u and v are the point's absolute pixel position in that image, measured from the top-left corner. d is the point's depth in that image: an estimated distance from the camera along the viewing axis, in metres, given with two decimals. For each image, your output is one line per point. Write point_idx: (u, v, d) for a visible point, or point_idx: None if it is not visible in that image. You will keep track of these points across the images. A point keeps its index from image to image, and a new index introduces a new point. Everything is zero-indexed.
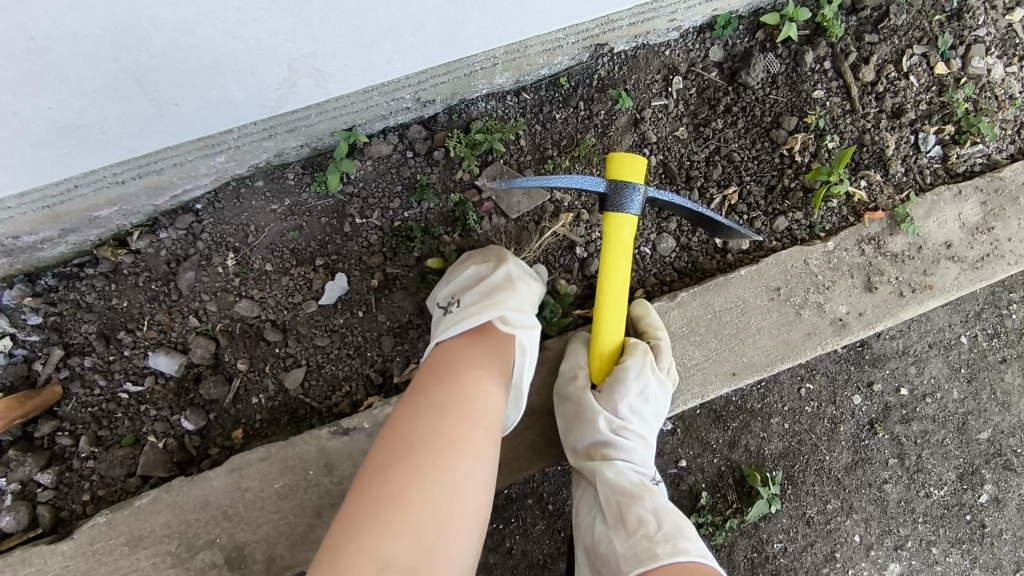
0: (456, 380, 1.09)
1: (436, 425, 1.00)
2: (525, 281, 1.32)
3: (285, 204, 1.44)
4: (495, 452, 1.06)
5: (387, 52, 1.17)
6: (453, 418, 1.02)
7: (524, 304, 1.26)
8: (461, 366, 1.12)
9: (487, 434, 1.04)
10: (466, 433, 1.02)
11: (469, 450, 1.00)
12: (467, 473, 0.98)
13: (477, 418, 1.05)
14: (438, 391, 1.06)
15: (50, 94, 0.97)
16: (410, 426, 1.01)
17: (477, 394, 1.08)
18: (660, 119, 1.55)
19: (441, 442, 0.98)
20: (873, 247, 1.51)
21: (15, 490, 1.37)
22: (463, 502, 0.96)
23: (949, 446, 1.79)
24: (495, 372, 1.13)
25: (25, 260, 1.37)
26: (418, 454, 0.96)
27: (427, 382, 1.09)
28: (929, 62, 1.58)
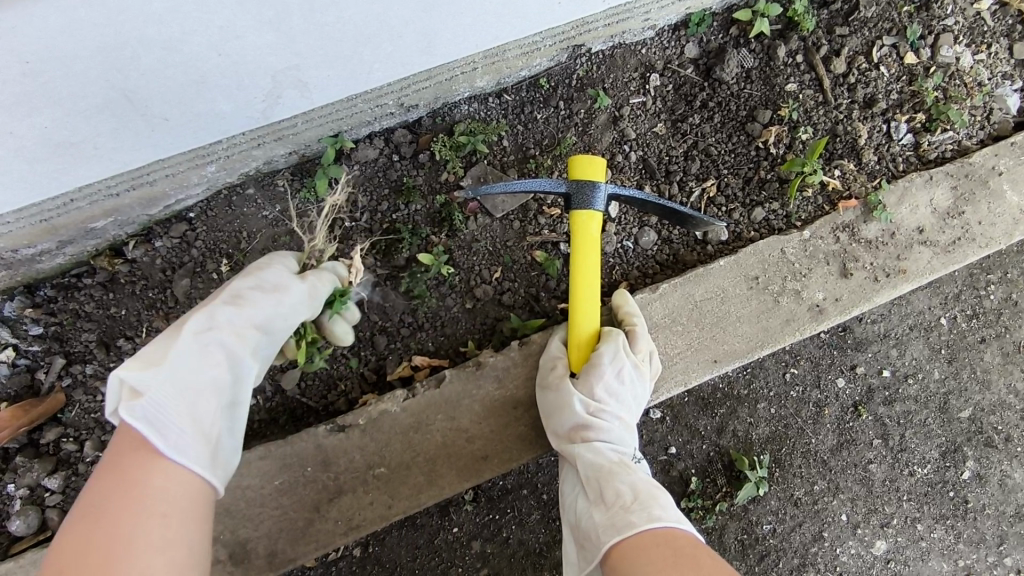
0: (114, 474, 0.93)
1: (113, 525, 0.87)
2: (246, 310, 1.15)
3: (277, 210, 1.49)
4: (189, 530, 0.93)
5: (368, 61, 1.21)
6: (117, 523, 0.88)
7: (183, 346, 1.06)
8: (117, 452, 0.95)
9: (167, 520, 0.91)
10: (136, 529, 0.88)
11: (146, 546, 0.87)
12: (146, 572, 0.86)
13: (150, 508, 0.91)
14: (93, 496, 0.90)
15: (44, 114, 1.02)
16: (71, 541, 0.86)
17: (147, 481, 0.93)
18: (638, 116, 1.60)
19: (104, 552, 0.85)
20: (848, 234, 1.55)
21: (24, 495, 1.41)
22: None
23: (931, 425, 1.84)
24: (151, 449, 0.97)
25: (24, 272, 1.41)
26: (81, 572, 0.83)
27: (91, 480, 0.94)
28: (898, 52, 1.63)
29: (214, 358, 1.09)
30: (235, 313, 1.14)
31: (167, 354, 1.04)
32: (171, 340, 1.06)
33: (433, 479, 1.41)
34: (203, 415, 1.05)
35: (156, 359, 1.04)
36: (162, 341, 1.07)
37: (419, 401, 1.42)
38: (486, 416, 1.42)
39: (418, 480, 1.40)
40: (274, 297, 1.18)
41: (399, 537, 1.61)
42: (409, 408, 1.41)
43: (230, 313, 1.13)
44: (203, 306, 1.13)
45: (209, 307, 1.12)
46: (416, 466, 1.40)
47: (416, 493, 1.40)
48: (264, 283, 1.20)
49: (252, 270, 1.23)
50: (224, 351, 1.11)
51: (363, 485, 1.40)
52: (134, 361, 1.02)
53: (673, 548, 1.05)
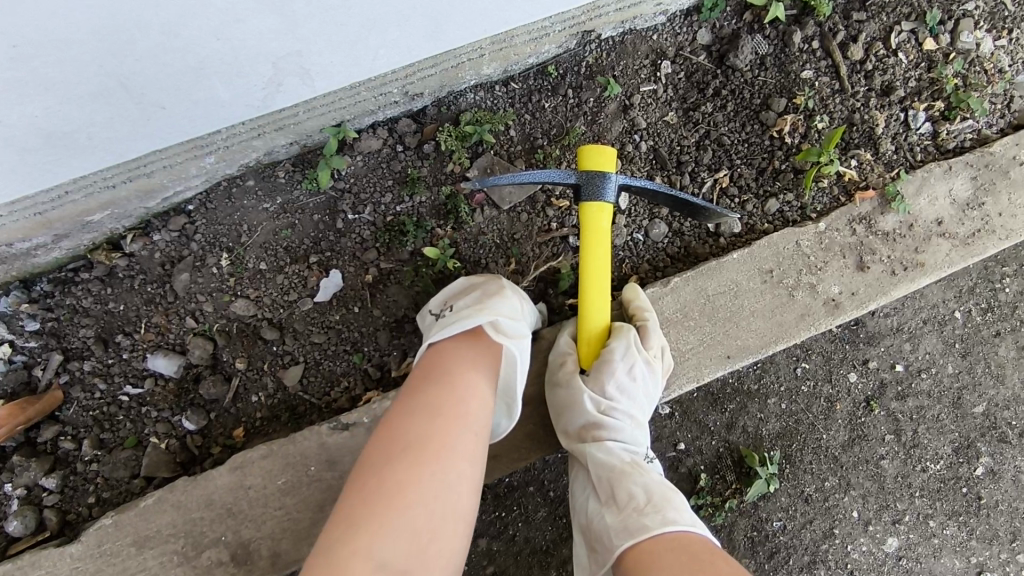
0: (451, 383, 1.07)
1: (436, 425, 1.00)
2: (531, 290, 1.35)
3: (277, 203, 1.45)
4: (484, 457, 1.05)
5: (373, 47, 1.17)
6: (445, 424, 1.01)
7: (518, 310, 1.26)
8: (446, 366, 1.10)
9: (478, 439, 1.03)
10: (460, 438, 1.00)
11: (462, 455, 0.99)
12: (461, 479, 0.98)
13: (469, 423, 1.03)
14: (424, 395, 1.04)
15: (35, 102, 0.97)
16: (405, 428, 0.99)
17: (467, 398, 1.06)
18: (649, 105, 1.55)
19: (435, 446, 0.98)
20: (865, 226, 1.51)
21: (21, 495, 1.38)
22: (456, 505, 0.96)
23: (945, 420, 1.80)
24: (484, 377, 1.11)
25: (19, 267, 1.37)
26: (416, 457, 0.96)
27: (415, 385, 1.08)
28: (918, 38, 1.58)
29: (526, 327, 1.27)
30: (529, 298, 1.34)
31: (514, 314, 1.23)
32: (504, 301, 1.24)
33: None
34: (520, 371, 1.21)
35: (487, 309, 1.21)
36: (501, 300, 1.24)
37: None
38: None
39: None
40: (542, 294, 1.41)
41: None
42: None
43: (528, 295, 1.33)
44: (500, 286, 1.29)
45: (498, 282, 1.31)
46: None
47: None
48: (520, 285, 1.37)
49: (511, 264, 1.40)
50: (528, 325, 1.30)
51: None
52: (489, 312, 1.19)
53: (690, 553, 1.02)
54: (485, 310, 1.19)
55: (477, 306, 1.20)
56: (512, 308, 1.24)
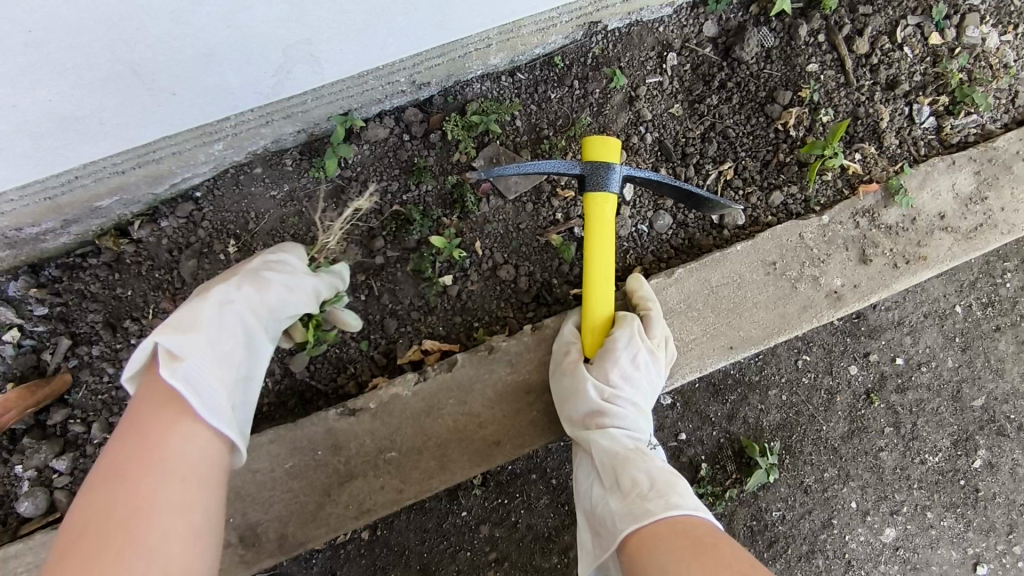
0: (141, 430, 0.95)
1: (124, 485, 0.89)
2: (267, 281, 1.23)
3: (285, 190, 1.46)
4: (206, 494, 0.95)
5: (382, 35, 1.18)
6: (141, 477, 0.90)
7: (208, 316, 1.12)
8: (130, 413, 0.97)
9: (187, 483, 0.93)
10: (158, 490, 0.90)
11: (165, 507, 0.89)
12: (168, 533, 0.88)
13: (171, 469, 0.92)
14: (116, 453, 0.92)
15: (49, 87, 0.98)
16: (91, 503, 0.87)
17: (165, 443, 0.94)
18: (655, 96, 1.56)
19: (131, 509, 0.87)
20: (868, 219, 1.52)
21: (32, 477, 1.40)
22: (168, 561, 0.86)
23: (944, 414, 1.82)
24: (175, 409, 0.98)
25: (29, 251, 1.39)
26: (101, 534, 0.84)
27: (106, 448, 0.94)
28: (923, 32, 1.58)
29: (233, 331, 1.15)
30: (254, 290, 1.20)
31: (198, 325, 1.10)
32: (192, 312, 1.12)
33: (445, 464, 1.39)
34: (219, 383, 1.06)
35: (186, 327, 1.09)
36: (186, 312, 1.12)
37: (430, 384, 1.39)
38: (498, 401, 1.40)
39: (429, 465, 1.38)
40: (293, 276, 1.27)
41: (408, 521, 1.60)
42: (421, 392, 1.39)
43: (254, 288, 1.21)
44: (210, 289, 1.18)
45: (215, 286, 1.19)
46: (427, 451, 1.38)
47: (428, 478, 1.38)
48: (265, 264, 1.27)
49: (266, 254, 1.30)
50: (240, 323, 1.17)
51: (372, 469, 1.37)
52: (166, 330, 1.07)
53: (692, 538, 1.04)
54: (156, 330, 1.07)
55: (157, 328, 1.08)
56: (193, 321, 1.10)
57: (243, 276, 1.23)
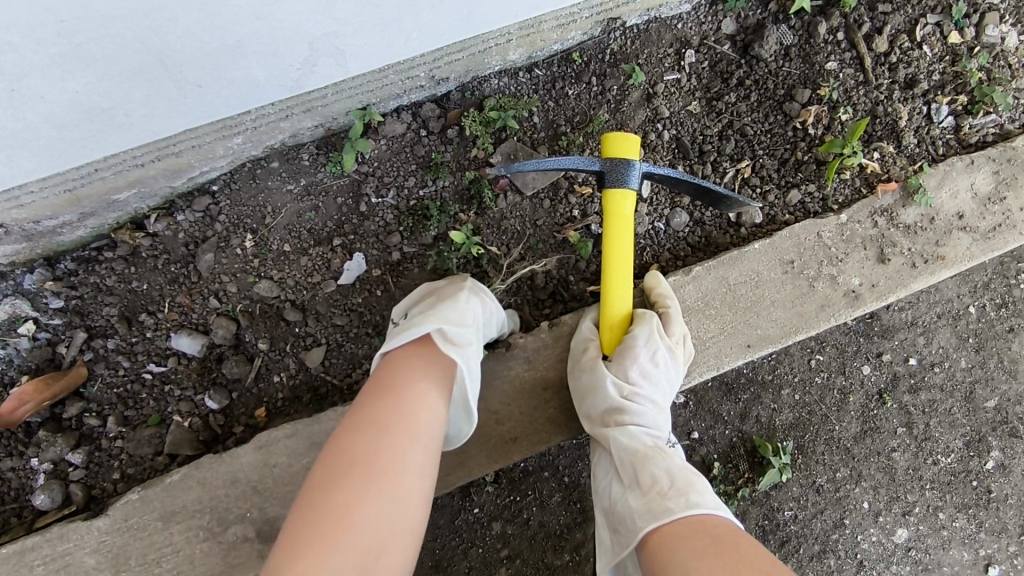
0: (401, 393, 1.05)
1: (377, 439, 0.98)
2: (491, 294, 1.35)
3: (301, 184, 1.45)
4: (436, 466, 1.04)
5: (407, 29, 1.17)
6: (390, 435, 0.99)
7: (468, 319, 1.23)
8: (391, 376, 1.08)
9: (428, 451, 1.02)
10: (404, 452, 0.99)
11: (409, 468, 0.98)
12: (408, 492, 0.97)
13: (416, 435, 1.02)
14: (373, 406, 1.03)
15: (77, 78, 0.98)
16: (351, 446, 0.97)
17: (417, 410, 1.04)
18: (672, 94, 1.55)
19: (382, 462, 0.96)
20: (886, 219, 1.51)
21: (47, 469, 1.40)
22: (403, 517, 0.95)
23: (956, 414, 1.82)
24: (438, 385, 1.10)
25: (45, 244, 1.38)
26: (359, 476, 0.94)
27: (361, 398, 1.05)
28: (942, 32, 1.58)
29: (480, 332, 1.26)
30: (481, 301, 1.31)
31: (462, 324, 1.21)
32: (454, 311, 1.23)
33: (461, 460, 1.39)
34: (471, 376, 1.18)
35: (456, 319, 1.22)
36: (451, 310, 1.23)
37: None
38: (515, 398, 1.40)
39: (445, 461, 1.38)
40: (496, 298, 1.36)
41: None
42: None
43: (484, 300, 1.31)
44: (458, 290, 1.30)
45: (450, 292, 1.29)
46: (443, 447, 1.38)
47: (444, 474, 1.38)
48: (481, 285, 1.36)
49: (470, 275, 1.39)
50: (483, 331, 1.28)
51: None
52: (437, 321, 1.18)
53: (714, 538, 1.03)
54: (433, 315, 1.19)
55: (427, 316, 1.20)
56: (462, 316, 1.23)
57: (472, 286, 1.32)
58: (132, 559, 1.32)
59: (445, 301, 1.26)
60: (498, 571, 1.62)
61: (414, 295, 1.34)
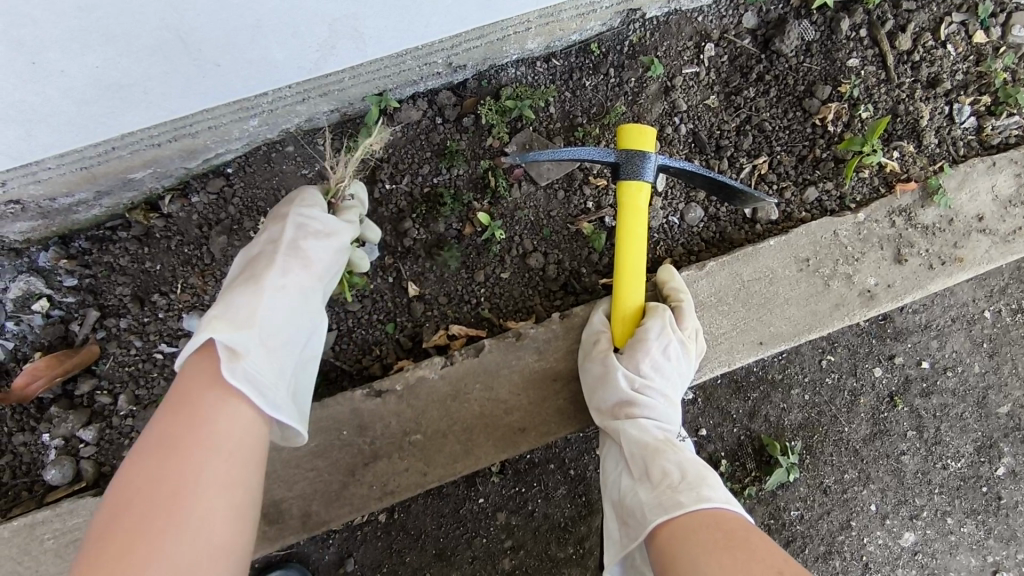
0: (185, 408, 0.94)
1: (167, 462, 0.88)
2: (310, 241, 1.22)
3: (316, 169, 1.46)
4: (249, 471, 0.95)
5: (427, 14, 1.17)
6: (184, 452, 0.89)
7: (267, 305, 1.12)
8: (175, 388, 0.97)
9: (233, 460, 0.92)
10: (199, 469, 0.89)
11: (210, 484, 0.89)
12: (211, 512, 0.88)
13: (215, 447, 0.92)
14: (163, 425, 0.92)
15: (96, 53, 0.98)
16: (137, 475, 0.87)
17: (215, 419, 0.94)
18: (691, 87, 1.54)
19: (175, 485, 0.86)
20: (904, 218, 1.50)
21: (59, 445, 1.41)
22: (212, 534, 0.87)
23: (968, 419, 1.80)
24: (224, 391, 0.98)
25: (60, 222, 1.39)
26: (147, 510, 0.84)
27: (154, 418, 0.94)
28: (967, 31, 1.55)
29: (290, 311, 1.15)
30: (286, 268, 1.18)
31: (255, 317, 1.09)
32: (250, 306, 1.10)
33: (470, 449, 1.38)
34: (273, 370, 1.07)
35: (243, 321, 1.07)
36: (245, 303, 1.10)
37: (457, 369, 1.38)
38: (525, 388, 1.39)
39: (454, 449, 1.37)
40: (324, 243, 1.23)
41: (425, 505, 1.61)
42: (447, 376, 1.38)
43: (299, 267, 1.20)
44: (268, 263, 1.18)
45: (257, 268, 1.17)
46: (452, 435, 1.37)
47: (452, 462, 1.37)
48: (305, 228, 1.23)
49: (298, 209, 1.24)
50: (295, 302, 1.17)
51: (397, 451, 1.37)
52: (219, 322, 1.05)
53: (724, 529, 1.03)
54: (210, 320, 1.05)
55: (210, 316, 1.06)
56: (251, 313, 1.09)
57: (285, 251, 1.20)
58: None
59: (247, 285, 1.14)
60: (501, 561, 1.62)
61: (235, 268, 1.22)
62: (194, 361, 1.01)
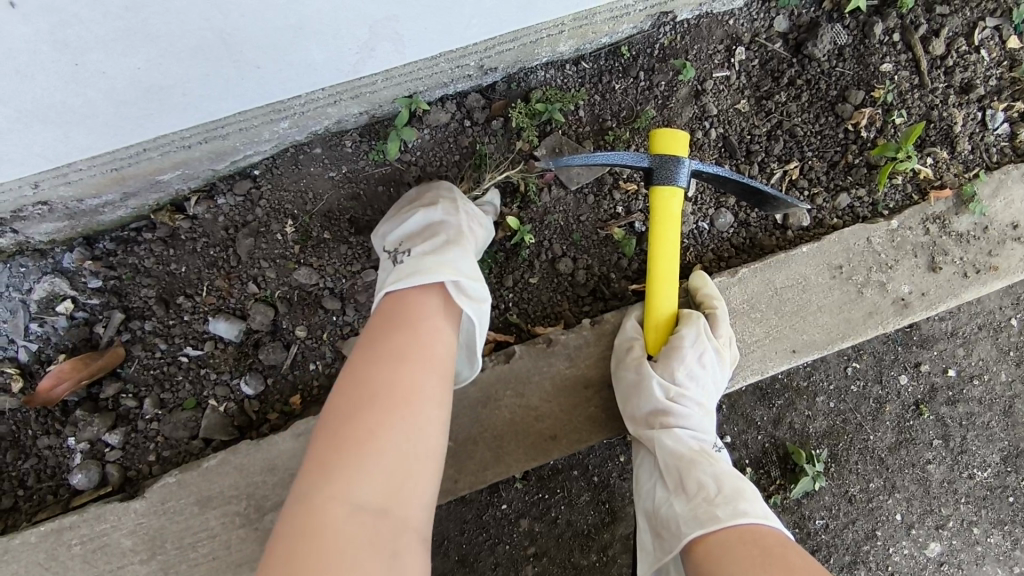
0: (413, 329, 1.05)
1: (395, 370, 0.99)
2: (479, 213, 1.33)
3: (343, 171, 1.44)
4: (451, 393, 1.05)
5: (467, 16, 1.15)
6: (410, 363, 1.01)
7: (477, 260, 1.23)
8: (411, 314, 1.07)
9: (445, 379, 1.03)
10: (422, 380, 1.00)
11: (429, 396, 0.99)
12: (429, 418, 0.98)
13: (433, 365, 1.03)
14: (391, 336, 1.03)
15: (138, 54, 0.96)
16: (370, 376, 0.99)
17: (434, 342, 1.05)
18: (721, 92, 1.52)
19: (403, 392, 0.97)
20: (938, 226, 1.48)
21: (84, 449, 1.40)
22: (427, 445, 0.96)
23: (994, 429, 1.78)
24: (449, 325, 1.09)
25: (86, 224, 1.38)
26: (381, 405, 0.95)
27: (377, 331, 1.05)
28: (1001, 36, 1.53)
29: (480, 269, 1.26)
30: (473, 236, 1.27)
31: (476, 266, 1.19)
32: (467, 255, 1.20)
33: (500, 456, 1.37)
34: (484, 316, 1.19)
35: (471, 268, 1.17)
36: (459, 254, 1.18)
37: (487, 375, 1.37)
38: (555, 395, 1.38)
39: (484, 456, 1.36)
40: (485, 224, 1.33)
41: (449, 511, 1.59)
42: (477, 382, 1.37)
43: (479, 232, 1.30)
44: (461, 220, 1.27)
45: (447, 229, 1.23)
46: (482, 442, 1.36)
47: (483, 469, 1.36)
48: (471, 207, 1.33)
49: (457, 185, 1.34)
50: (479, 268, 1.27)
51: None
52: (456, 266, 1.14)
53: (762, 547, 1.01)
54: (446, 262, 1.13)
55: (440, 261, 1.13)
56: (472, 262, 1.19)
57: (468, 217, 1.29)
58: (168, 542, 1.32)
59: (452, 237, 1.22)
60: (525, 568, 1.61)
61: (410, 227, 1.26)
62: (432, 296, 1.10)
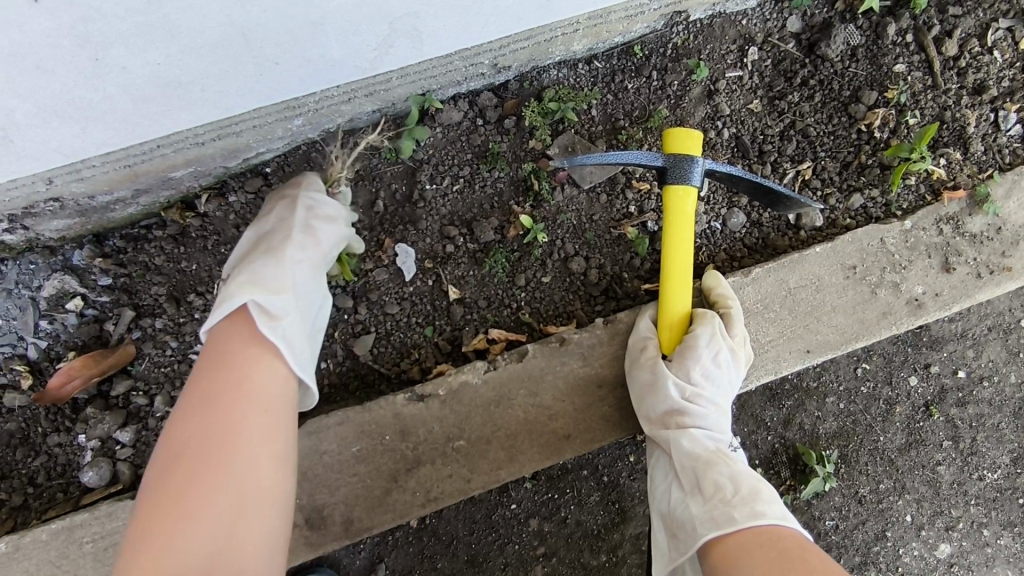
0: (227, 365, 1.00)
1: (210, 414, 0.95)
2: (324, 223, 1.29)
3: (355, 170, 1.43)
4: (285, 422, 1.02)
5: (485, 13, 1.15)
6: (227, 402, 0.96)
7: (291, 274, 1.18)
8: (216, 347, 1.03)
9: (270, 412, 0.99)
10: (243, 419, 0.96)
11: (252, 432, 0.96)
12: (256, 455, 0.95)
13: (254, 399, 0.98)
14: (205, 379, 0.99)
15: (158, 49, 0.96)
16: (186, 427, 0.94)
17: (253, 375, 1.01)
18: (734, 91, 1.52)
19: (221, 436, 0.93)
20: (952, 226, 1.48)
21: (95, 446, 1.39)
22: (255, 483, 0.93)
23: (1005, 430, 1.77)
24: (262, 350, 1.04)
25: (96, 220, 1.37)
26: (200, 451, 0.92)
27: (193, 374, 1.01)
28: (1014, 37, 1.53)
29: (308, 283, 1.22)
30: (308, 245, 1.24)
31: (285, 283, 1.15)
32: (275, 273, 1.16)
33: (513, 455, 1.36)
34: (303, 334, 1.13)
35: (273, 286, 1.13)
36: (267, 272, 1.16)
37: (500, 374, 1.37)
38: (569, 395, 1.37)
39: (497, 456, 1.35)
40: (331, 226, 1.30)
41: (459, 511, 1.58)
42: (490, 381, 1.36)
43: (314, 242, 1.25)
44: (286, 235, 1.23)
45: (272, 244, 1.21)
46: (496, 441, 1.36)
47: (496, 469, 1.35)
48: (316, 215, 1.29)
49: (304, 193, 1.31)
50: (313, 279, 1.23)
51: (440, 457, 1.35)
52: (255, 287, 1.10)
53: (779, 550, 1.01)
54: (242, 285, 1.10)
55: (240, 283, 1.11)
56: (277, 281, 1.15)
57: (301, 228, 1.25)
58: None
59: (268, 256, 1.19)
60: (534, 568, 1.60)
61: (243, 247, 1.26)
62: (225, 321, 1.06)
